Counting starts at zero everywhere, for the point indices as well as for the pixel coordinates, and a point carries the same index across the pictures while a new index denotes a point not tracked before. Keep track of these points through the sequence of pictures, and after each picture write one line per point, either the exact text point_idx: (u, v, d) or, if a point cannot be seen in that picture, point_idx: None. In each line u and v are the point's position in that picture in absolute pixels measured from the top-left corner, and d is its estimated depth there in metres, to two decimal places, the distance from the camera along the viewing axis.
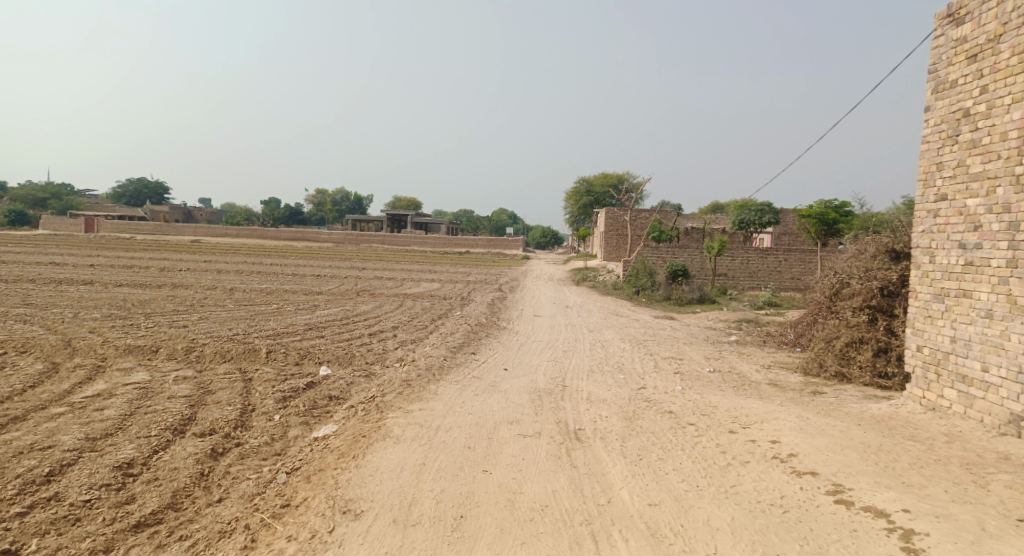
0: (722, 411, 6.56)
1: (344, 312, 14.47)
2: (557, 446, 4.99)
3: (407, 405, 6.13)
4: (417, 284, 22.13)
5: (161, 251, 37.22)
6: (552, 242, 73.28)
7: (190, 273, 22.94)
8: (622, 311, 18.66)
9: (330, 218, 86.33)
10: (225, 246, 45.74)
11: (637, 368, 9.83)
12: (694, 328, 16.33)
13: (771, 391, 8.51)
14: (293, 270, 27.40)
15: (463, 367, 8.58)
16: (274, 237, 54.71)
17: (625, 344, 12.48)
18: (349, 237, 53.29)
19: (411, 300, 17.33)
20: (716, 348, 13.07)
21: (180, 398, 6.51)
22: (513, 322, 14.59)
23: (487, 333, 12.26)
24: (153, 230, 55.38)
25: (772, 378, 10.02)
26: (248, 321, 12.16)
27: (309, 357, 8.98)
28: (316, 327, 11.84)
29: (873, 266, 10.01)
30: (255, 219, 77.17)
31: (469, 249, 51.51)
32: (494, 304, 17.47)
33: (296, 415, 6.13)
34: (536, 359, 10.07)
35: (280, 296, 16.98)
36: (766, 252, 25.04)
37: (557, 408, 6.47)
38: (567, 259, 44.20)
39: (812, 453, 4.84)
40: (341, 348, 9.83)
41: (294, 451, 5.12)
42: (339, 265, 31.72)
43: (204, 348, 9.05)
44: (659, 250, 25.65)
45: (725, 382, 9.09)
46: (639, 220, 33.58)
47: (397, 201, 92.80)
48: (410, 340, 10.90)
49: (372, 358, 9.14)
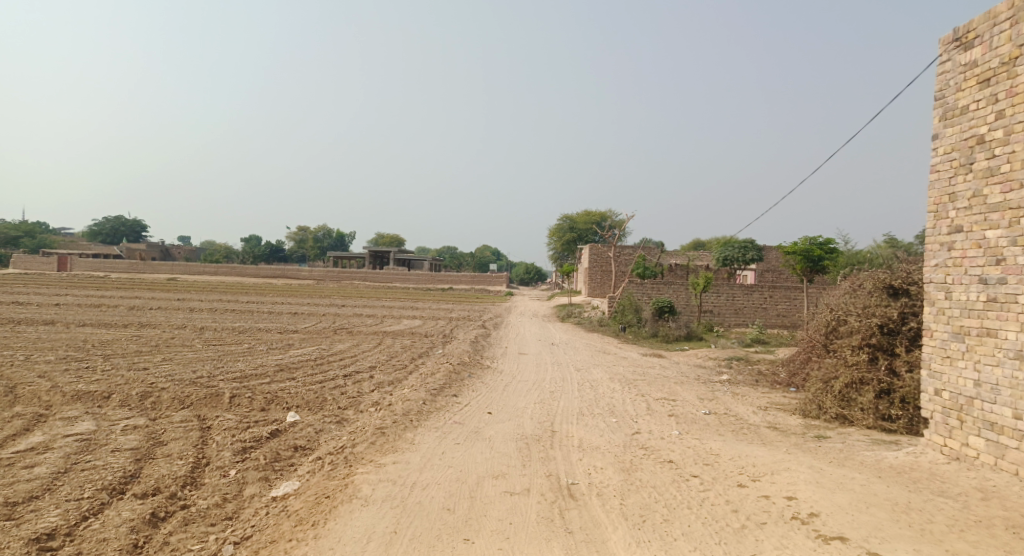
0: (727, 460, 6.02)
1: (319, 351, 13.81)
2: (548, 506, 4.40)
3: (380, 456, 5.51)
4: (397, 322, 21.50)
5: (135, 290, 36.35)
6: (536, 278, 72.99)
7: (161, 311, 22.17)
8: (609, 349, 18.15)
9: (311, 255, 85.58)
10: (202, 284, 44.80)
11: (629, 411, 9.28)
12: (684, 366, 15.84)
13: (772, 435, 7.99)
14: (270, 308, 26.60)
15: (443, 411, 7.98)
16: (253, 275, 53.83)
17: (615, 384, 11.94)
18: (330, 275, 52.57)
19: (390, 339, 16.69)
20: (708, 387, 12.57)
21: (124, 452, 5.86)
22: (497, 361, 14.00)
23: (470, 373, 11.65)
24: (129, 268, 54.30)
25: (770, 420, 9.51)
26: (216, 363, 11.48)
27: (277, 401, 8.35)
28: (289, 368, 11.20)
29: (872, 303, 9.57)
30: (235, 256, 76.18)
31: (452, 285, 51.00)
32: (477, 341, 16.89)
33: (255, 469, 5.50)
34: (522, 401, 9.49)
35: (253, 335, 16.29)
36: (751, 288, 24.76)
37: (546, 458, 5.88)
38: (550, 296, 43.77)
39: (834, 510, 4.31)
40: (313, 391, 9.19)
41: (246, 515, 4.51)
42: (318, 302, 31.02)
43: (163, 393, 8.39)
44: (644, 287, 25.28)
45: (723, 426, 8.56)
46: (623, 257, 33.31)
47: (380, 238, 92.34)
48: (388, 382, 10.27)
49: (346, 402, 8.51)
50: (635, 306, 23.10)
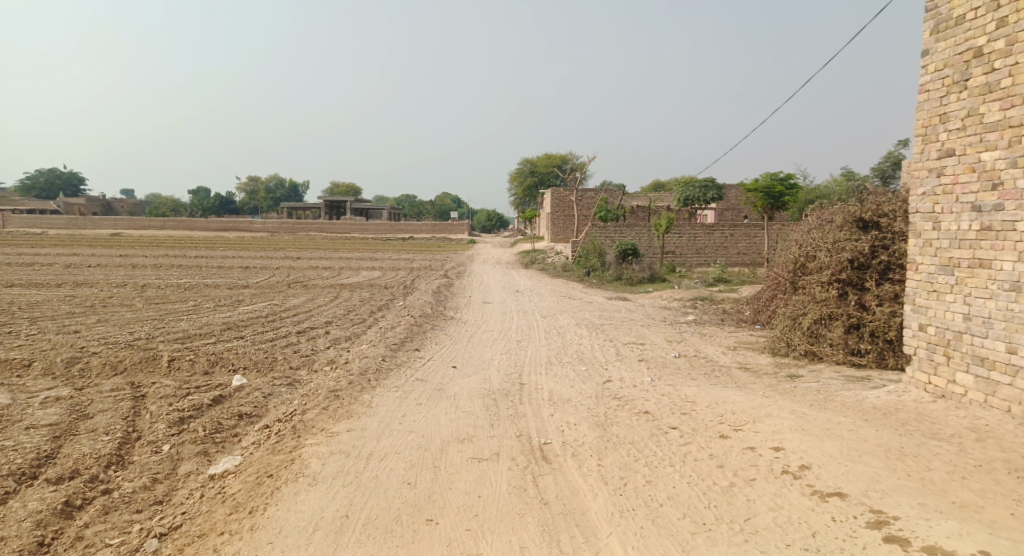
0: (705, 408, 5.70)
1: (271, 307, 13.12)
2: (519, 473, 3.98)
3: (332, 423, 5.00)
4: (355, 273, 20.78)
5: (76, 246, 34.66)
6: (496, 225, 72.25)
7: (102, 268, 20.99)
8: (573, 293, 17.83)
9: (264, 207, 82.98)
10: (148, 239, 42.96)
11: (598, 358, 8.94)
12: (649, 309, 15.62)
13: (746, 378, 7.74)
14: (220, 262, 25.51)
15: (403, 368, 7.49)
16: (203, 228, 51.85)
17: (581, 330, 11.61)
18: (284, 226, 51.03)
19: (348, 291, 16.04)
20: (676, 330, 12.34)
21: (43, 429, 5.25)
22: (459, 311, 13.54)
23: (431, 325, 11.16)
24: (69, 224, 51.73)
25: (741, 361, 9.29)
26: (157, 323, 10.73)
27: (222, 363, 7.75)
28: (237, 326, 10.53)
29: (842, 237, 9.29)
30: (184, 210, 73.30)
31: (412, 235, 50.02)
32: (439, 291, 16.36)
33: (192, 444, 4.95)
34: (486, 353, 9.07)
35: (201, 292, 15.45)
36: (712, 227, 24.63)
37: (515, 415, 5.47)
38: (512, 242, 43.27)
39: (828, 459, 3.98)
40: (262, 351, 8.60)
41: (178, 500, 3.99)
42: (270, 255, 29.96)
43: (94, 359, 7.70)
44: (606, 229, 24.93)
45: (695, 370, 8.28)
46: (584, 200, 32.84)
47: (335, 187, 90.00)
48: (344, 337, 9.72)
49: (298, 362, 7.94)
50: (598, 249, 22.78)
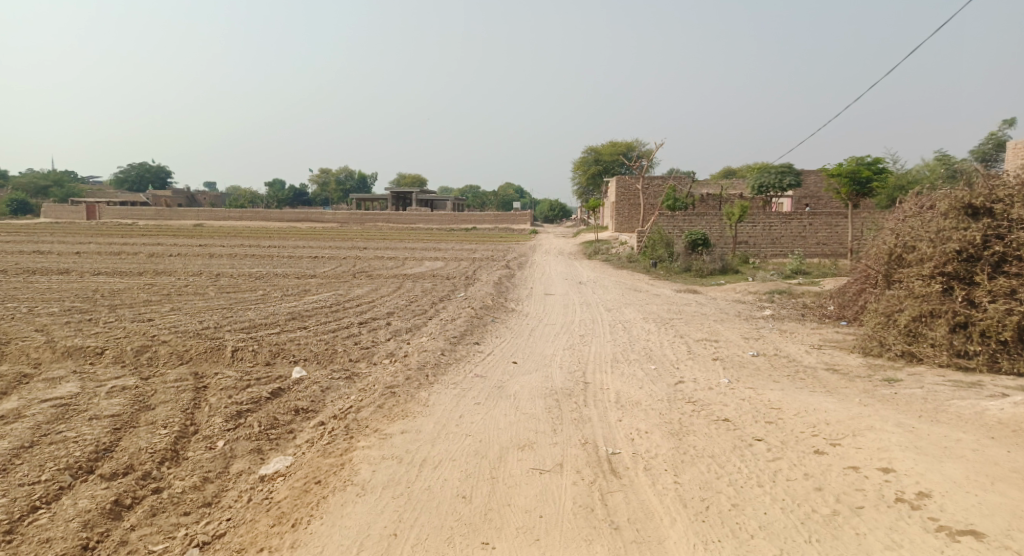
0: (792, 417, 5.15)
1: (335, 297, 13.12)
2: (587, 489, 3.59)
3: (387, 424, 4.72)
4: (419, 264, 20.72)
5: (157, 236, 36.14)
6: (561, 215, 71.61)
7: (179, 257, 21.69)
8: (641, 285, 17.20)
9: (334, 198, 85.04)
10: (225, 229, 44.50)
11: (669, 356, 8.42)
12: (722, 302, 14.86)
13: (835, 381, 7.07)
14: (290, 252, 25.99)
15: (463, 363, 7.21)
16: (277, 219, 53.40)
17: (650, 325, 11.05)
18: (353, 217, 51.96)
19: (411, 282, 15.94)
20: (752, 325, 11.62)
21: (103, 419, 5.18)
22: (523, 303, 13.19)
23: (493, 318, 10.85)
24: (154, 215, 54.25)
25: (827, 361, 8.58)
26: (225, 312, 10.83)
27: (283, 355, 7.64)
28: (301, 316, 10.50)
29: (947, 226, 8.61)
30: (259, 201, 75.87)
31: (477, 225, 50.04)
32: (502, 282, 16.04)
33: (246, 440, 4.77)
34: (550, 348, 8.68)
35: (269, 281, 15.66)
36: (789, 216, 23.41)
37: (580, 420, 5.07)
38: (577, 232, 42.62)
39: (951, 487, 3.43)
40: (324, 342, 8.47)
41: (225, 504, 3.77)
42: (339, 245, 30.40)
43: (160, 348, 7.72)
44: (676, 219, 24.06)
45: (777, 371, 7.65)
46: (652, 188, 31.88)
47: (402, 178, 91.29)
48: (405, 329, 9.51)
49: (358, 354, 7.76)
50: (667, 239, 21.98)
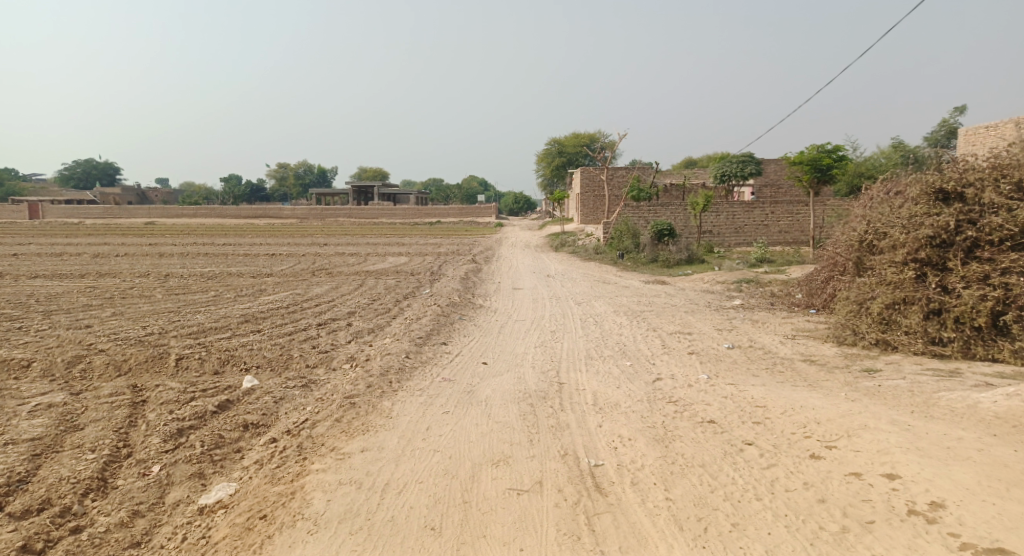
0: (780, 417, 4.85)
1: (292, 296, 12.52)
2: (572, 516, 3.22)
3: (344, 441, 4.28)
4: (381, 260, 20.14)
5: (107, 235, 34.72)
6: (524, 207, 71.29)
7: (128, 258, 20.73)
8: (608, 277, 16.94)
9: (293, 194, 83.36)
10: (179, 226, 43.06)
11: (643, 352, 8.11)
12: (690, 293, 14.68)
13: (815, 374, 6.84)
14: (248, 249, 25.12)
15: (428, 366, 6.77)
16: (234, 216, 51.94)
17: (621, 319, 10.76)
18: (313, 212, 50.84)
19: (373, 279, 15.39)
20: (723, 316, 11.43)
21: (23, 444, 4.62)
22: (490, 298, 12.79)
23: (460, 315, 10.42)
24: (104, 214, 52.28)
25: (803, 351, 8.39)
26: (173, 315, 10.18)
27: (233, 362, 7.09)
28: (255, 318, 9.93)
29: (918, 212, 8.45)
30: (216, 198, 73.83)
31: (440, 219, 49.42)
32: (467, 277, 15.61)
33: (186, 464, 4.29)
34: (520, 346, 8.30)
35: (223, 281, 14.96)
36: (752, 205, 23.46)
37: (557, 427, 4.68)
38: (542, 224, 42.35)
39: (966, 495, 3.16)
40: (278, 347, 7.94)
41: (155, 546, 3.31)
42: (297, 242, 29.56)
43: (97, 358, 7.10)
44: (641, 210, 23.91)
45: (754, 364, 7.40)
46: (616, 179, 31.73)
47: (364, 173, 89.90)
48: (367, 330, 9.02)
49: (315, 360, 7.25)
50: (633, 230, 21.80)
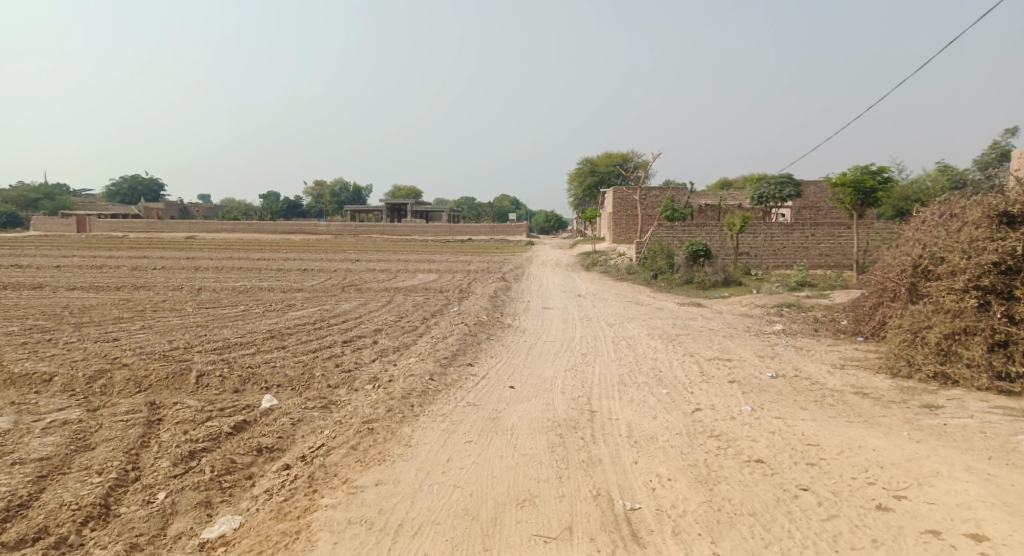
0: (838, 458, 4.41)
1: (320, 312, 12.34)
2: None
3: (360, 472, 3.97)
4: (412, 276, 19.96)
5: (146, 249, 35.35)
6: (556, 226, 70.99)
7: (163, 271, 20.95)
8: (642, 299, 16.47)
9: (329, 210, 84.52)
10: (216, 241, 43.70)
11: (681, 379, 7.67)
12: (728, 316, 14.14)
13: (869, 409, 6.34)
14: (280, 264, 25.18)
15: (454, 390, 6.44)
16: (270, 231, 52.65)
17: (656, 342, 10.32)
18: (348, 229, 51.27)
19: (402, 296, 15.17)
20: (764, 342, 10.91)
21: (30, 465, 4.40)
22: (519, 318, 12.46)
23: (489, 335, 10.10)
24: (146, 228, 53.48)
25: (852, 382, 7.87)
26: (199, 329, 10.05)
27: (253, 380, 6.84)
28: (281, 334, 9.74)
29: (980, 236, 7.97)
30: (254, 213, 75.15)
31: (472, 237, 49.39)
32: (497, 296, 15.30)
33: (193, 491, 4.01)
34: (549, 370, 7.93)
35: (252, 295, 14.90)
36: (791, 227, 22.79)
37: (589, 462, 4.32)
38: (574, 243, 41.96)
39: None
40: (301, 365, 7.68)
41: None
42: (330, 257, 29.67)
43: (117, 373, 6.92)
44: (676, 230, 23.40)
45: (801, 396, 6.91)
46: (650, 199, 31.25)
47: (398, 190, 90.76)
48: (393, 349, 8.76)
49: (337, 380, 6.96)
50: (668, 250, 21.29)
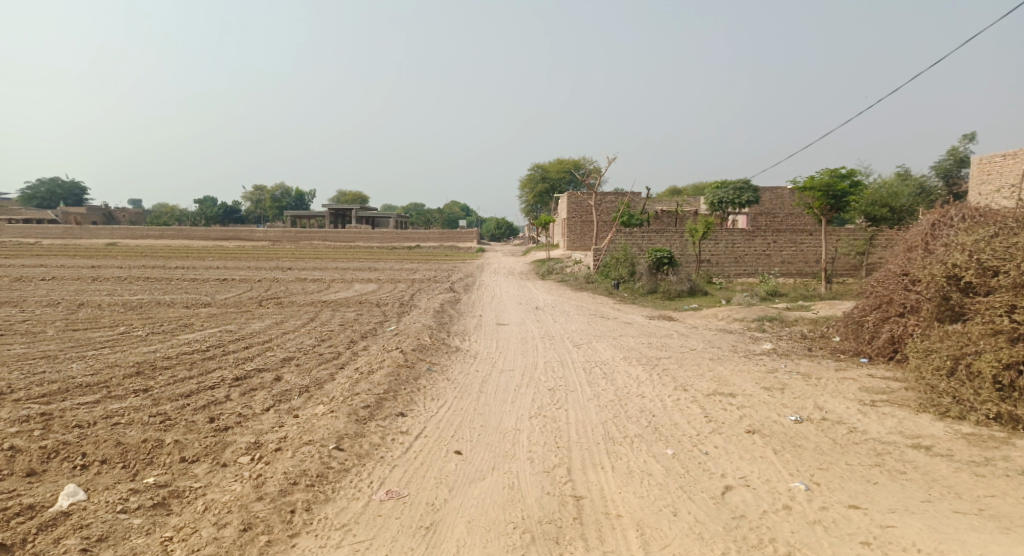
0: None
1: (219, 335, 9.97)
2: None
3: None
4: (346, 288, 17.59)
5: (56, 256, 31.64)
6: (506, 234, 69.30)
7: (52, 282, 17.99)
8: (606, 312, 14.60)
9: (269, 216, 80.75)
10: (138, 248, 40.05)
11: (684, 431, 5.70)
12: (706, 333, 12.36)
13: (956, 479, 4.51)
14: (200, 274, 22.31)
15: (368, 468, 4.34)
16: (202, 237, 49.04)
17: (636, 371, 8.35)
18: (286, 235, 48.18)
19: (328, 311, 12.85)
20: (760, 367, 9.16)
21: None
22: (467, 339, 10.36)
23: (427, 365, 7.97)
24: (64, 234, 48.97)
25: (898, 427, 6.08)
26: (43, 363, 7.57)
27: (63, 455, 4.53)
28: (152, 369, 7.36)
29: None
30: (188, 219, 70.97)
31: (419, 244, 46.95)
32: (442, 311, 13.16)
33: None
34: (507, 419, 5.85)
35: (145, 312, 12.33)
36: (753, 232, 21.38)
37: None
38: (525, 250, 40.09)
39: None
40: (154, 422, 5.38)
41: None
42: (258, 265, 26.90)
43: None
44: (635, 235, 21.66)
45: (854, 457, 5.05)
46: (604, 203, 29.61)
47: (343, 196, 87.65)
48: (297, 390, 6.54)
49: (198, 449, 4.73)
50: (629, 257, 19.49)
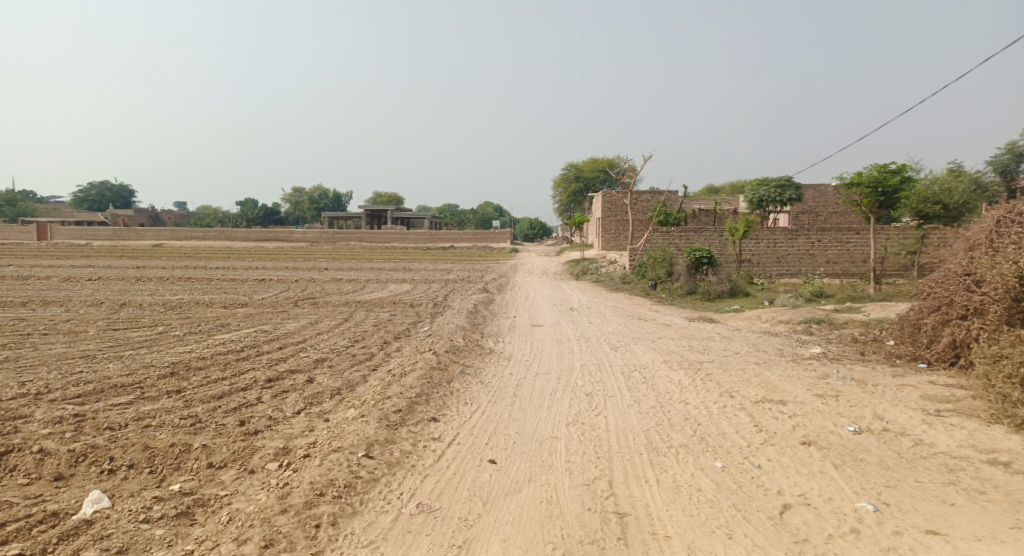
0: None
1: (253, 335, 9.90)
2: None
3: None
4: (381, 288, 17.51)
5: (102, 257, 32.44)
6: (541, 234, 68.99)
7: (96, 282, 18.31)
8: (644, 313, 14.21)
9: (307, 217, 81.88)
10: (181, 249, 40.88)
11: (733, 441, 5.34)
12: (749, 335, 11.89)
13: None
14: (239, 274, 22.54)
15: (399, 478, 4.13)
16: (243, 239, 49.89)
17: (678, 375, 7.99)
18: (324, 236, 48.69)
19: (362, 312, 12.74)
20: (809, 372, 8.71)
21: None
22: (501, 341, 10.12)
23: (460, 367, 7.74)
24: (112, 236, 50.31)
25: (967, 440, 5.62)
26: (79, 363, 7.55)
27: (91, 459, 4.41)
28: (185, 370, 7.27)
29: None
30: (230, 221, 72.39)
31: (455, 244, 46.94)
32: (476, 312, 12.94)
33: None
34: (544, 426, 5.57)
35: (182, 312, 12.38)
36: (796, 231, 20.68)
37: None
38: (561, 250, 39.74)
39: None
40: (184, 425, 5.24)
41: None
42: (295, 266, 27.10)
43: None
44: (674, 235, 21.17)
45: (923, 474, 4.64)
46: (641, 202, 29.09)
47: (379, 197, 88.41)
48: (329, 393, 6.36)
49: (225, 454, 4.56)
50: (668, 257, 19.02)
